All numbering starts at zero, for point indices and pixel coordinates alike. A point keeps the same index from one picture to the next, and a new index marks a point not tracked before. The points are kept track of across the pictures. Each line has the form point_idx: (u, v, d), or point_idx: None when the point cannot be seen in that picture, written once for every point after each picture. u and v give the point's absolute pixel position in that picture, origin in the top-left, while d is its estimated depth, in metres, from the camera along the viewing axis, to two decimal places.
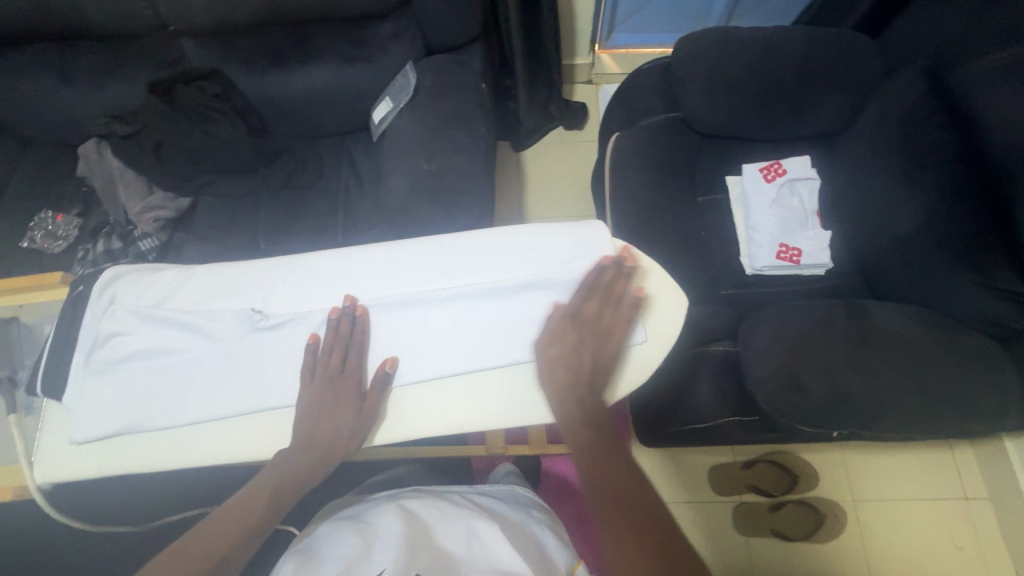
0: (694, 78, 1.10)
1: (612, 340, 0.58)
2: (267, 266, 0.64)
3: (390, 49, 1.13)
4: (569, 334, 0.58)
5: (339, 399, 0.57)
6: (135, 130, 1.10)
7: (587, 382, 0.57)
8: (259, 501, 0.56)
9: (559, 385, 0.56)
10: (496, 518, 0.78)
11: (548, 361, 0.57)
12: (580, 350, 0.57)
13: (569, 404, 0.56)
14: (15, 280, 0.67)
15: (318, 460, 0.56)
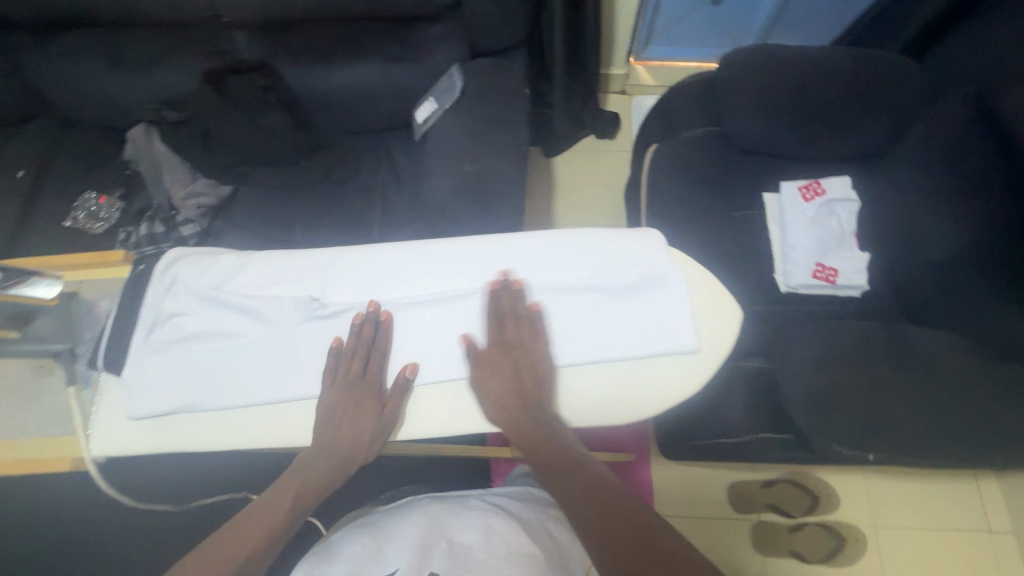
0: (737, 94, 1.10)
1: (540, 363, 0.59)
2: (325, 255, 0.65)
3: (436, 51, 1.13)
4: (501, 360, 0.59)
5: (362, 403, 0.58)
6: (183, 117, 1.12)
7: (526, 408, 0.57)
8: (279, 502, 0.57)
9: (505, 412, 0.57)
10: (515, 519, 0.78)
11: (486, 393, 0.58)
12: (513, 374, 0.58)
13: (520, 429, 0.57)
14: (79, 256, 0.67)
15: (344, 463, 0.58)
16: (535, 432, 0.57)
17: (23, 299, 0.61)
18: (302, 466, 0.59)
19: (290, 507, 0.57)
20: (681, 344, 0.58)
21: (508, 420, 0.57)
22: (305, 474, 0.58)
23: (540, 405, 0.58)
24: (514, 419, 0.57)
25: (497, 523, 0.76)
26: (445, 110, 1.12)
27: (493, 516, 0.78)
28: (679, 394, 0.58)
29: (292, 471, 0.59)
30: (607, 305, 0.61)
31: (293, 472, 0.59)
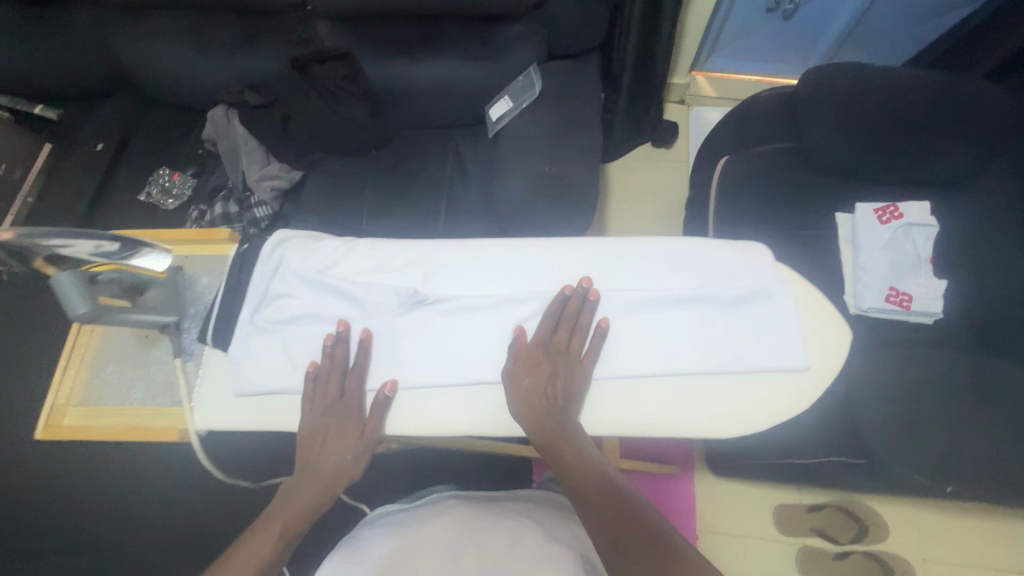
0: (818, 111, 1.09)
1: (578, 377, 0.58)
2: (428, 248, 0.65)
3: (515, 49, 1.13)
4: (540, 363, 0.58)
5: (345, 425, 0.59)
6: (266, 101, 1.14)
7: (554, 414, 0.57)
8: (268, 538, 0.56)
9: (531, 415, 0.57)
10: (543, 529, 0.77)
11: (519, 391, 0.57)
12: (548, 380, 0.58)
13: (544, 435, 0.56)
14: (191, 232, 0.70)
15: (332, 485, 0.59)
16: (555, 442, 0.55)
17: (135, 269, 0.62)
18: (291, 494, 0.59)
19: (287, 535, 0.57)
20: (791, 362, 0.57)
21: (531, 422, 0.57)
22: (292, 503, 0.58)
23: (568, 415, 0.57)
24: (538, 423, 0.56)
25: (525, 535, 0.75)
26: (524, 107, 1.13)
27: (519, 526, 0.77)
28: (785, 412, 0.57)
29: (282, 501, 0.59)
30: (713, 317, 0.60)
31: (281, 501, 0.59)
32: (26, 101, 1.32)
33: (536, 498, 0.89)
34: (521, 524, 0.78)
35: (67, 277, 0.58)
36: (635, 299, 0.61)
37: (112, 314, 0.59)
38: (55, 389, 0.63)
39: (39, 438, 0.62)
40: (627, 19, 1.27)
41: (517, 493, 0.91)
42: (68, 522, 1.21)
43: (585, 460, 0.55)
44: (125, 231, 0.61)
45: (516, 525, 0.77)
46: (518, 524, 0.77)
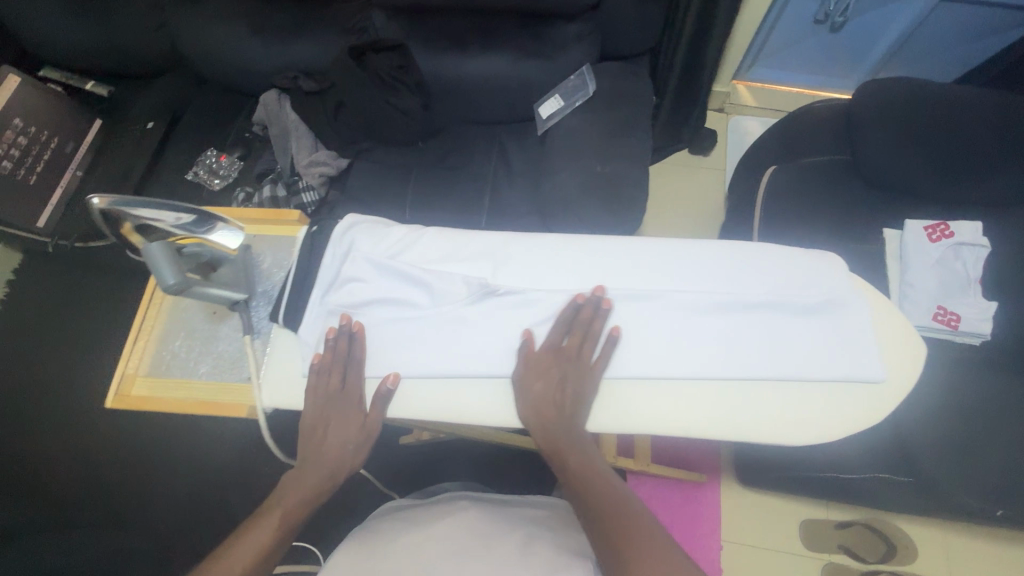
0: (873, 126, 1.08)
1: (587, 383, 0.58)
2: (497, 240, 0.66)
3: (569, 49, 1.12)
4: (551, 368, 0.58)
5: (345, 418, 0.59)
6: (320, 88, 1.16)
7: (564, 423, 0.57)
8: (265, 532, 0.57)
9: (541, 422, 0.57)
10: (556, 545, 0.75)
11: (529, 398, 0.58)
12: (560, 387, 0.58)
13: (551, 444, 0.57)
14: (261, 211, 0.71)
15: (330, 478, 0.60)
16: (563, 450, 0.57)
17: (211, 244, 0.62)
18: (287, 487, 0.60)
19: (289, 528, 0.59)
20: (868, 373, 0.57)
21: (541, 429, 0.57)
22: (288, 497, 0.59)
23: (576, 424, 0.57)
24: (547, 433, 0.57)
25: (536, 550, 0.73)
26: (578, 105, 1.15)
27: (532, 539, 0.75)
28: (859, 423, 0.56)
29: (279, 493, 0.60)
30: (787, 323, 0.59)
31: (278, 495, 0.60)
32: (82, 79, 1.36)
33: (549, 509, 0.88)
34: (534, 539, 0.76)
35: (159, 249, 0.56)
36: (708, 300, 0.60)
37: (198, 287, 0.59)
38: (125, 358, 0.65)
39: (107, 406, 0.63)
40: (679, 23, 1.26)
41: (534, 498, 0.92)
42: (108, 485, 1.26)
43: (587, 471, 0.57)
44: (204, 206, 0.61)
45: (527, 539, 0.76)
46: (529, 535, 0.77)
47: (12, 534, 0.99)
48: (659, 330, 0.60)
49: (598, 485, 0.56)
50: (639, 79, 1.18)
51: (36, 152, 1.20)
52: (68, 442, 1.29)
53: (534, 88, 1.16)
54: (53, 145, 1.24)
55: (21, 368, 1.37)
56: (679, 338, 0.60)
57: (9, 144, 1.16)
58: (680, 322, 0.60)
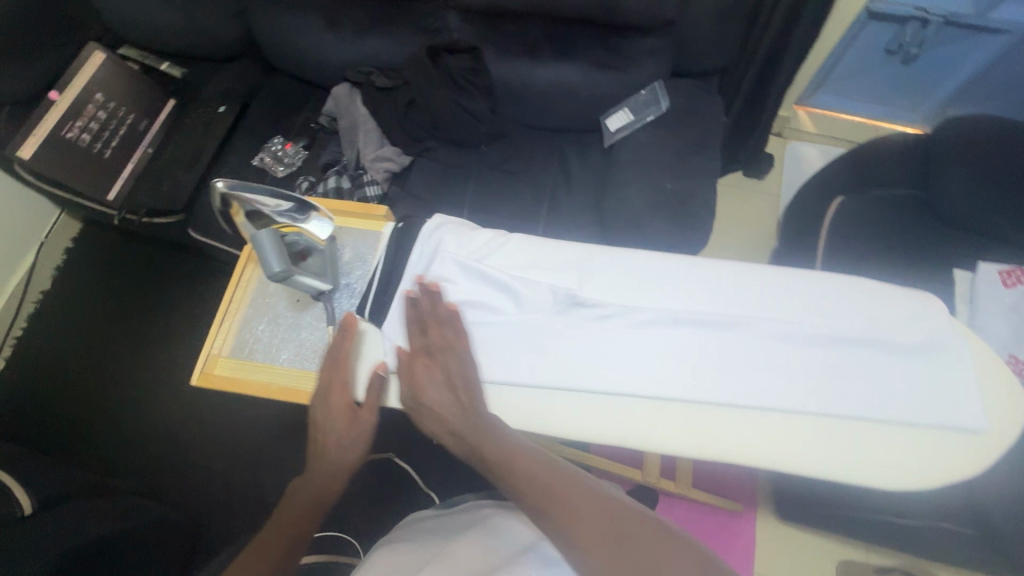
0: (957, 164, 1.04)
1: (467, 370, 0.59)
2: (585, 251, 0.65)
3: (644, 64, 1.11)
4: (442, 363, 0.60)
5: (334, 411, 0.61)
6: (394, 85, 1.19)
7: (469, 419, 0.58)
8: (281, 532, 0.64)
9: (441, 422, 0.59)
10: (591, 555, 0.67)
11: (424, 400, 0.59)
12: (454, 382, 0.59)
13: (464, 443, 0.58)
14: (351, 203, 0.73)
15: (332, 474, 0.64)
16: (483, 449, 0.56)
17: (307, 233, 0.66)
18: (300, 489, 0.65)
19: (304, 528, 0.65)
20: (968, 423, 0.55)
21: (448, 429, 0.58)
22: (300, 499, 0.65)
23: (482, 419, 0.57)
24: (455, 432, 0.58)
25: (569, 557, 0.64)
26: (650, 120, 1.14)
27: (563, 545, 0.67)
28: (957, 473, 0.54)
29: (291, 497, 0.66)
30: (883, 364, 0.58)
31: (290, 499, 0.65)
32: (157, 58, 1.37)
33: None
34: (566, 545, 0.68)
35: (266, 233, 0.60)
36: (799, 333, 0.59)
37: (298, 274, 0.62)
38: (210, 340, 0.68)
39: (193, 385, 0.66)
40: (754, 45, 1.23)
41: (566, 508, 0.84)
42: (148, 456, 1.28)
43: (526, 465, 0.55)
44: (303, 195, 0.66)
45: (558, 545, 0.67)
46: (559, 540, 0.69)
47: (62, 498, 1.03)
48: (750, 359, 0.59)
49: (541, 477, 0.54)
50: (711, 99, 1.17)
51: (112, 128, 1.24)
52: (112, 411, 1.32)
53: (605, 100, 1.15)
54: (127, 122, 1.27)
55: (77, 334, 1.40)
56: (771, 369, 0.58)
57: (89, 118, 1.21)
58: (771, 351, 0.59)
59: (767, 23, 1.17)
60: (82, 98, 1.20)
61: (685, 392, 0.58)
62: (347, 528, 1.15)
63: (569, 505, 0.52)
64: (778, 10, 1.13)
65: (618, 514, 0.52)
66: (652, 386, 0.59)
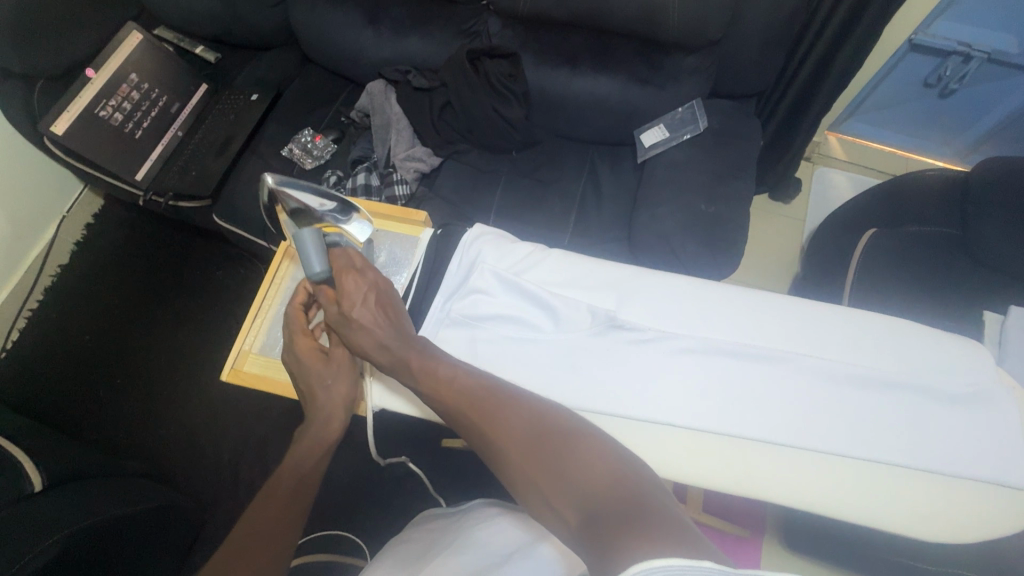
0: (997, 205, 0.99)
1: (386, 286, 0.63)
2: (626, 272, 0.64)
3: (684, 82, 1.10)
4: (370, 281, 0.62)
5: (305, 354, 0.63)
6: (431, 86, 1.18)
7: (396, 332, 0.59)
8: (272, 511, 0.59)
9: (368, 333, 0.59)
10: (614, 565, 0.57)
11: (351, 311, 0.59)
12: (378, 296, 0.61)
13: (391, 353, 0.58)
14: (390, 207, 0.73)
15: (320, 428, 0.63)
16: (409, 359, 0.58)
17: (346, 233, 0.67)
18: (290, 464, 0.63)
19: (298, 505, 0.60)
20: (1014, 481, 0.54)
21: (376, 341, 0.59)
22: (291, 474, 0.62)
23: (406, 331, 0.60)
24: (383, 343, 0.58)
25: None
26: (686, 138, 1.13)
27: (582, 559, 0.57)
28: (996, 526, 0.53)
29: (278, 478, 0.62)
30: (928, 411, 0.56)
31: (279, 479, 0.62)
32: (192, 42, 1.37)
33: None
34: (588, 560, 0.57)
35: (309, 234, 0.60)
36: (842, 374, 0.58)
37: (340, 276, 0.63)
38: (242, 334, 0.68)
39: (223, 378, 0.67)
40: (794, 69, 1.22)
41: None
42: (157, 439, 1.27)
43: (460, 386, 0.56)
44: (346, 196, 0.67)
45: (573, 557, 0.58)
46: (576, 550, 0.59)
47: (75, 476, 1.03)
48: (793, 397, 0.58)
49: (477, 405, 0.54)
50: (748, 122, 1.16)
51: (144, 108, 1.23)
52: (124, 390, 1.32)
53: (641, 116, 1.14)
54: (160, 103, 1.26)
55: (93, 310, 1.41)
56: (813, 408, 0.57)
57: (123, 97, 1.21)
58: (812, 389, 0.58)
59: (810, 49, 1.16)
60: (118, 77, 1.20)
61: (725, 426, 0.57)
62: (353, 528, 1.14)
63: (487, 415, 0.54)
64: (823, 37, 1.11)
65: (539, 419, 0.53)
66: (688, 415, 0.58)
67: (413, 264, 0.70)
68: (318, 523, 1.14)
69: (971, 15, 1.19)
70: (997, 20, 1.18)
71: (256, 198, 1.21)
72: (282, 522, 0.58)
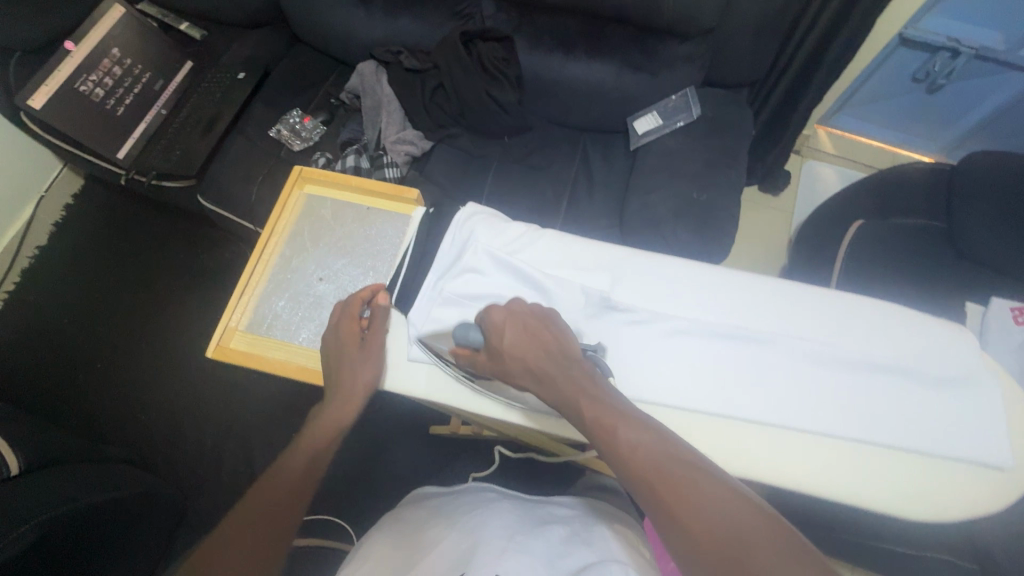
0: (981, 201, 1.01)
1: (550, 324, 0.56)
2: (619, 253, 0.64)
3: (678, 69, 1.09)
4: (523, 314, 0.56)
5: (344, 338, 0.62)
6: (422, 67, 1.16)
7: (561, 360, 0.54)
8: (287, 481, 0.60)
9: (524, 363, 0.54)
10: (625, 554, 0.56)
11: (503, 345, 0.54)
12: (538, 328, 0.55)
13: (553, 389, 0.53)
14: (380, 183, 0.72)
15: (340, 402, 0.61)
16: (577, 396, 0.51)
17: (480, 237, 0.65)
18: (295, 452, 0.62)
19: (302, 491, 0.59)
20: (995, 461, 0.55)
21: (534, 374, 0.54)
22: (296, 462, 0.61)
23: (573, 361, 0.53)
24: (546, 376, 0.53)
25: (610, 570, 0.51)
26: (678, 126, 1.13)
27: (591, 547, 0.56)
28: (976, 506, 0.54)
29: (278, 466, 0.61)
30: (914, 393, 0.57)
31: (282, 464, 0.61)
32: (177, 17, 1.33)
33: (589, 509, 0.67)
34: (598, 550, 0.55)
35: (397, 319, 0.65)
36: (833, 357, 0.58)
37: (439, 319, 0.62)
38: (227, 312, 0.67)
39: (208, 356, 0.65)
40: (786, 61, 1.22)
41: (565, 498, 0.69)
42: (139, 424, 1.25)
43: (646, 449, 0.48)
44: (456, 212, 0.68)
45: (583, 545, 0.56)
46: (583, 541, 0.58)
47: (55, 462, 1.01)
48: (783, 380, 0.58)
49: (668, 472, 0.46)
50: (741, 112, 1.16)
51: (126, 85, 1.20)
52: (105, 375, 1.29)
53: (634, 103, 1.14)
54: (143, 80, 1.22)
55: (72, 292, 1.37)
56: (803, 389, 0.57)
57: (104, 73, 1.17)
58: (803, 371, 0.58)
59: (802, 41, 1.16)
60: (99, 52, 1.16)
61: (715, 407, 0.57)
62: (338, 513, 1.13)
63: (667, 478, 0.46)
64: (814, 29, 1.11)
65: (733, 506, 0.44)
66: (679, 397, 0.58)
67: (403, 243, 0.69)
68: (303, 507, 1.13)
69: (959, 11, 1.19)
70: (984, 16, 1.19)
71: (243, 179, 1.19)
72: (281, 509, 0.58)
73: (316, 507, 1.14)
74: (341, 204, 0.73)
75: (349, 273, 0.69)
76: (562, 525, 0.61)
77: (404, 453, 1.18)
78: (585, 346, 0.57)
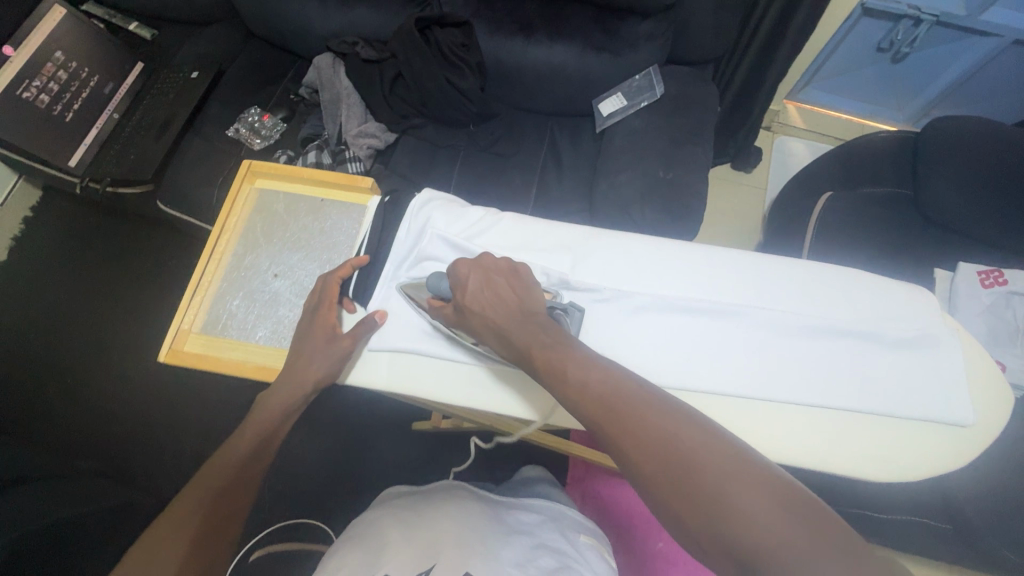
0: (946, 167, 1.01)
1: (527, 290, 0.54)
2: (581, 233, 0.63)
3: (641, 48, 1.07)
4: (490, 269, 0.56)
5: (319, 327, 0.60)
6: (381, 57, 1.13)
7: (519, 316, 0.52)
8: (241, 456, 0.59)
9: (486, 319, 0.53)
10: (592, 568, 0.58)
11: (465, 300, 0.54)
12: (501, 282, 0.55)
13: (512, 345, 0.51)
14: (333, 174, 0.69)
15: (288, 385, 0.58)
16: (529, 347, 0.50)
17: (437, 220, 0.64)
18: (217, 467, 0.58)
19: (232, 507, 0.55)
20: (957, 418, 0.54)
21: (494, 330, 0.53)
22: (217, 477, 0.57)
23: (529, 316, 0.52)
24: (503, 331, 0.52)
25: None
26: (643, 106, 1.12)
27: (556, 555, 0.57)
28: (940, 465, 0.54)
29: (188, 489, 0.56)
30: (879, 357, 0.57)
31: (205, 476, 0.57)
32: (125, 17, 1.30)
33: (555, 513, 0.67)
34: (566, 559, 0.57)
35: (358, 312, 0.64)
36: (794, 325, 0.58)
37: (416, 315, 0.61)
38: (179, 314, 0.65)
39: (161, 361, 0.63)
40: (750, 36, 1.21)
41: (528, 502, 0.69)
42: (111, 438, 1.21)
43: (612, 387, 0.45)
44: (422, 192, 0.66)
45: (550, 552, 0.57)
46: (551, 549, 0.58)
47: (24, 479, 0.96)
48: (748, 350, 0.57)
49: (639, 414, 0.42)
50: (706, 88, 1.15)
51: (74, 89, 1.15)
52: (75, 392, 1.25)
53: (599, 85, 1.12)
54: (92, 83, 1.18)
55: (35, 307, 1.33)
56: (764, 359, 0.57)
57: (48, 77, 1.11)
58: (765, 342, 0.58)
59: (764, 14, 1.15)
60: (42, 55, 1.10)
61: (679, 381, 0.56)
62: (321, 516, 1.11)
63: (633, 409, 0.42)
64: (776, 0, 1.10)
65: (708, 437, 0.39)
66: (647, 376, 0.56)
67: (357, 238, 0.68)
68: (285, 510, 1.11)
69: None
70: None
71: (202, 180, 1.15)
72: (209, 529, 0.53)
73: (297, 512, 1.12)
74: (295, 198, 0.71)
75: (305, 268, 0.67)
76: (529, 533, 0.61)
77: (385, 452, 1.16)
78: (551, 304, 0.56)
